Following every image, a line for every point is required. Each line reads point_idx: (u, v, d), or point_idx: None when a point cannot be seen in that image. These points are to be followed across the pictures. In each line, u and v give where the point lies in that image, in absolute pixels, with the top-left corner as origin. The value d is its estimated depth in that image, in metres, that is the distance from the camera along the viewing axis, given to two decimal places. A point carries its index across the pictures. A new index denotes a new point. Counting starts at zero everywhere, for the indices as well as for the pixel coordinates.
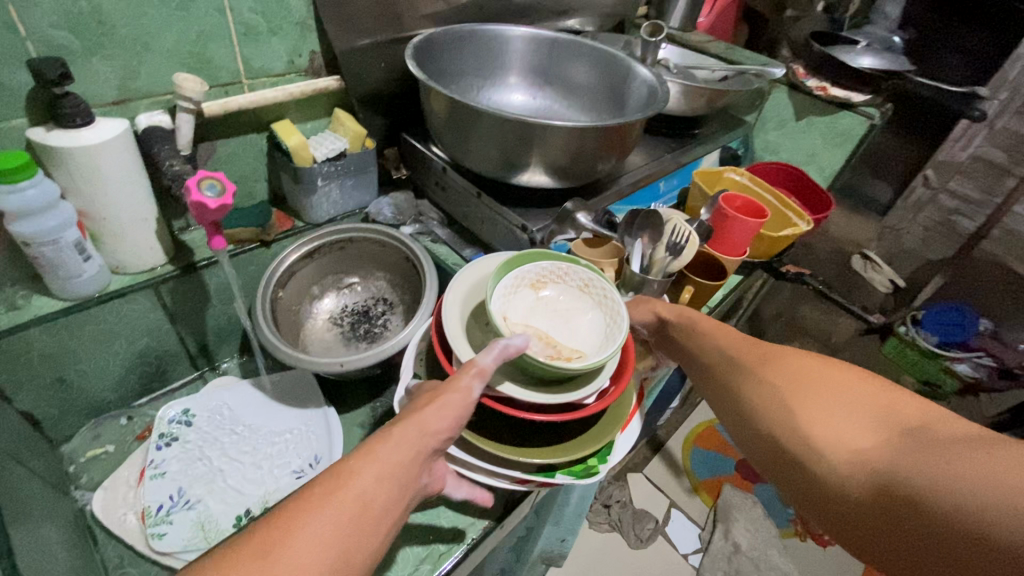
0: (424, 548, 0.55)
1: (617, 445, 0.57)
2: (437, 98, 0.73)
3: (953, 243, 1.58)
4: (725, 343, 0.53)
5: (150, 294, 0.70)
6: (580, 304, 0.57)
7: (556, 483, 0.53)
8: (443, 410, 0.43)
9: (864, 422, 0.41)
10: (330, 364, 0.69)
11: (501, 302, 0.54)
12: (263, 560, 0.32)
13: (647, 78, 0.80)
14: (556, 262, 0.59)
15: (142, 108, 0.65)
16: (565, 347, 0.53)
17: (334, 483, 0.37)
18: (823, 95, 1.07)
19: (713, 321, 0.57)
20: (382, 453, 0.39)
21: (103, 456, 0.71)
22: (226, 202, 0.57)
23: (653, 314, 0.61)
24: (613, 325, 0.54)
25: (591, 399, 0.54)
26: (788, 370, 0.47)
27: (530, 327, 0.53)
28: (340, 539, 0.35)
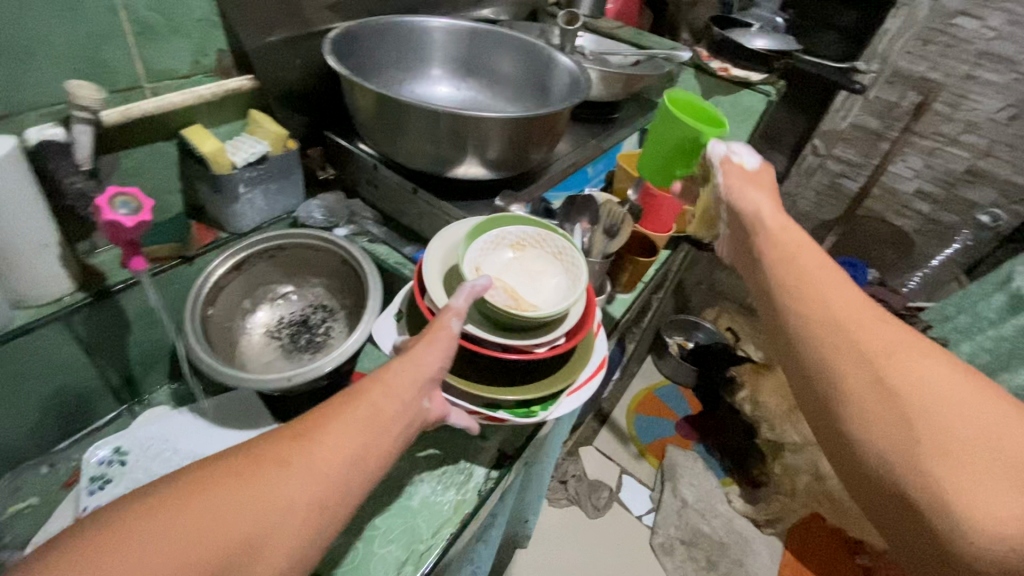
0: (404, 551, 0.51)
1: (563, 402, 0.59)
2: (363, 94, 0.71)
3: (841, 204, 1.78)
4: (838, 321, 0.45)
5: (60, 327, 0.63)
6: (551, 269, 0.60)
7: (498, 418, 0.55)
8: (432, 347, 0.49)
9: (1009, 478, 0.35)
10: (277, 379, 0.67)
11: (477, 254, 0.59)
12: (299, 441, 0.40)
13: (569, 67, 0.83)
14: (538, 229, 0.63)
15: (30, 121, 0.58)
16: (523, 300, 0.56)
17: (352, 394, 0.44)
18: (725, 76, 1.15)
19: (823, 284, 0.48)
20: (386, 375, 0.46)
21: (25, 511, 0.63)
22: (144, 218, 0.53)
23: (756, 205, 0.59)
24: (572, 291, 0.57)
25: (541, 350, 0.57)
26: (921, 380, 0.39)
27: (500, 279, 0.58)
28: (359, 433, 0.41)
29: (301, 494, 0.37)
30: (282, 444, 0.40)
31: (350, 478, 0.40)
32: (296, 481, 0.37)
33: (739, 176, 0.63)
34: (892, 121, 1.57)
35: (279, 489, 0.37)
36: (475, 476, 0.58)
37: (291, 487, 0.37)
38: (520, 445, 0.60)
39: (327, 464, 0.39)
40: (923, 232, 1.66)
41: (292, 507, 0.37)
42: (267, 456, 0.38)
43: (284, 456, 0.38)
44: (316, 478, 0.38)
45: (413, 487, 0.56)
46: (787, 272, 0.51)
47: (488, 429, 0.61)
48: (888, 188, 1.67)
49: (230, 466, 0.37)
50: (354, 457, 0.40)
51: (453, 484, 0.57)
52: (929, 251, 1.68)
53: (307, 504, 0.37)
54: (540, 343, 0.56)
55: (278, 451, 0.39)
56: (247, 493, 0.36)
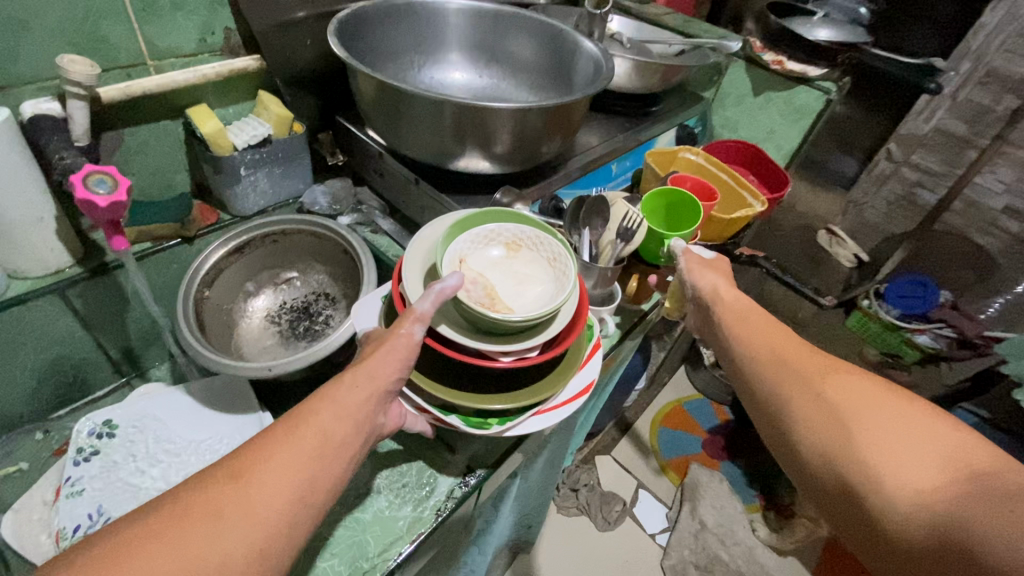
0: (346, 567, 0.48)
1: (526, 421, 0.52)
2: (364, 79, 0.68)
3: (915, 216, 1.61)
4: (774, 349, 0.49)
5: (56, 299, 0.65)
6: (542, 275, 0.52)
7: (447, 422, 0.50)
8: (391, 354, 0.45)
9: (924, 450, 0.38)
10: (257, 368, 0.65)
11: (463, 246, 0.52)
12: (233, 485, 0.35)
13: (594, 54, 0.76)
14: (537, 228, 0.54)
15: (28, 95, 0.59)
16: (500, 300, 0.50)
17: (296, 420, 0.40)
18: (779, 70, 1.03)
19: (764, 322, 0.53)
20: (339, 392, 0.42)
21: (15, 474, 0.66)
22: (119, 199, 0.52)
23: (713, 284, 0.59)
24: (556, 301, 0.49)
25: (508, 359, 0.50)
26: (848, 385, 0.43)
27: (481, 276, 0.51)
28: (305, 467, 0.37)
29: (237, 548, 0.33)
30: (214, 492, 0.35)
31: (293, 519, 0.36)
32: (228, 536, 0.33)
33: (702, 266, 0.61)
34: (984, 127, 1.40)
35: (210, 549, 0.33)
36: (437, 492, 0.54)
37: (227, 541, 0.33)
38: (495, 460, 0.55)
39: (267, 509, 0.35)
40: (1010, 253, 1.50)
41: (226, 565, 0.33)
42: (195, 510, 0.34)
43: (216, 506, 0.34)
44: (253, 526, 0.34)
45: (368, 497, 0.53)
46: (732, 313, 0.55)
47: (458, 442, 0.57)
48: (972, 201, 1.52)
49: (150, 528, 0.33)
50: (299, 495, 0.37)
51: (411, 499, 0.53)
52: (1014, 276, 1.49)
53: (244, 556, 0.33)
54: (507, 351, 0.49)
55: (208, 503, 0.35)
56: (170, 557, 0.32)
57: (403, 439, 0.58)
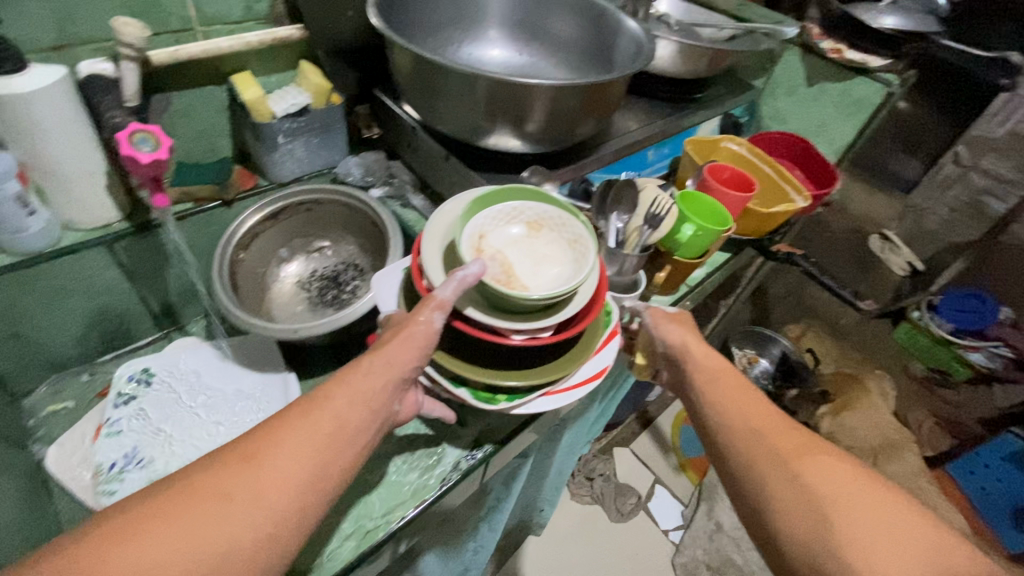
0: (351, 524, 0.50)
1: (532, 401, 0.52)
2: (401, 52, 0.68)
3: (981, 226, 1.48)
4: (754, 427, 0.45)
5: (103, 251, 0.69)
6: (561, 255, 0.51)
7: (457, 395, 0.51)
8: (408, 347, 0.46)
9: (913, 556, 0.37)
10: (282, 330, 0.67)
11: (484, 221, 0.52)
12: (245, 468, 0.37)
13: (636, 34, 0.73)
14: (559, 209, 0.53)
15: (85, 55, 0.62)
16: (516, 278, 0.49)
17: (310, 406, 0.42)
18: (836, 59, 0.96)
19: (736, 389, 0.49)
20: (356, 377, 0.44)
21: (63, 411, 0.71)
22: (161, 156, 0.54)
23: (683, 339, 0.56)
24: (573, 283, 0.48)
25: (519, 337, 0.49)
26: (829, 471, 0.41)
27: (499, 254, 0.51)
28: (314, 456, 0.39)
29: (247, 531, 0.35)
30: (226, 471, 0.37)
31: (302, 507, 0.37)
32: (238, 519, 0.35)
33: (665, 317, 0.58)
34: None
35: (219, 530, 0.34)
36: (444, 462, 0.55)
37: (239, 521, 0.35)
38: (505, 436, 0.55)
39: (276, 496, 0.37)
40: None
41: (237, 542, 0.34)
42: (206, 488, 0.36)
43: (228, 487, 0.36)
44: (261, 510, 0.36)
45: (377, 461, 0.54)
46: (708, 377, 0.51)
47: (469, 416, 0.58)
48: None
49: (165, 503, 0.34)
50: (310, 478, 0.38)
51: (418, 466, 0.54)
52: None
53: (254, 539, 0.35)
54: (519, 330, 0.49)
55: (221, 483, 0.36)
56: (184, 533, 0.33)
57: None
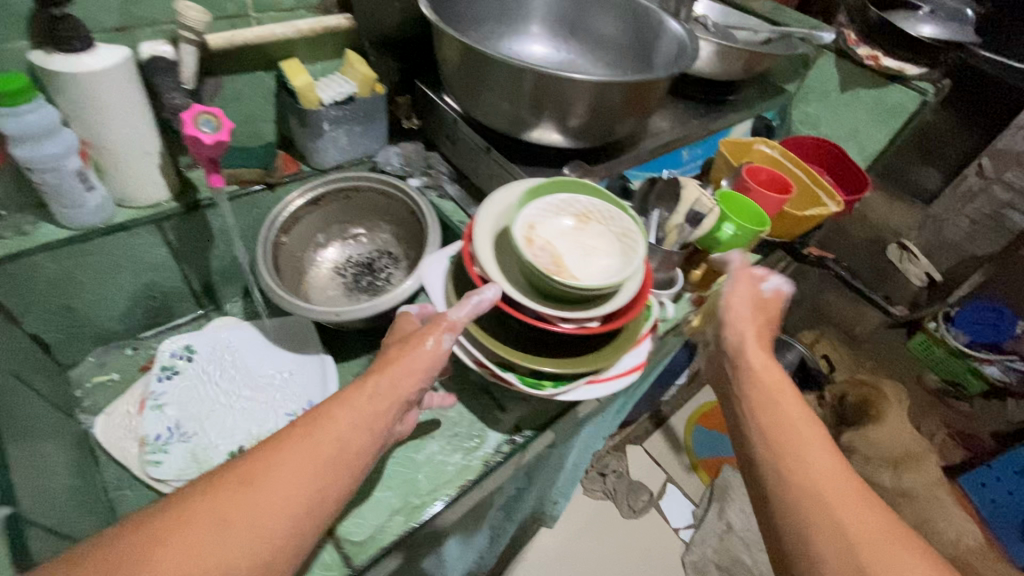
0: (398, 500, 0.51)
1: (576, 390, 0.53)
2: (450, 43, 0.70)
3: (999, 239, 1.47)
4: (807, 459, 0.43)
5: (153, 230, 0.71)
6: (609, 248, 0.53)
7: (504, 379, 0.52)
8: (414, 364, 0.46)
9: None
10: (325, 312, 0.69)
11: (534, 212, 0.54)
12: (243, 492, 0.37)
13: (679, 35, 0.74)
14: (607, 203, 0.55)
15: (145, 36, 0.64)
16: (566, 268, 0.50)
17: (314, 424, 0.41)
18: (871, 65, 0.97)
19: (801, 429, 0.45)
20: (362, 397, 0.43)
21: (108, 383, 0.74)
22: (222, 138, 0.55)
23: (746, 343, 0.53)
24: (623, 275, 0.50)
25: (566, 326, 0.51)
26: (892, 555, 0.38)
27: (549, 244, 0.52)
28: (315, 480, 0.39)
29: (242, 556, 0.35)
30: (221, 498, 0.36)
31: (299, 530, 0.38)
32: (233, 545, 0.35)
33: (746, 302, 0.55)
34: None
35: (214, 556, 0.34)
36: (486, 445, 0.56)
37: (233, 552, 0.35)
38: (543, 423, 0.58)
39: (274, 520, 0.37)
40: None
41: (231, 572, 0.35)
42: (203, 514, 0.35)
43: (222, 515, 0.36)
44: (258, 535, 0.36)
45: (421, 441, 0.56)
46: (764, 394, 0.49)
47: (509, 402, 0.59)
48: None
49: (161, 529, 0.34)
50: (308, 505, 0.38)
51: (461, 448, 0.56)
52: None
53: (249, 564, 0.35)
54: (567, 318, 0.50)
55: (219, 508, 0.36)
56: (175, 564, 0.33)
57: (457, 393, 0.60)
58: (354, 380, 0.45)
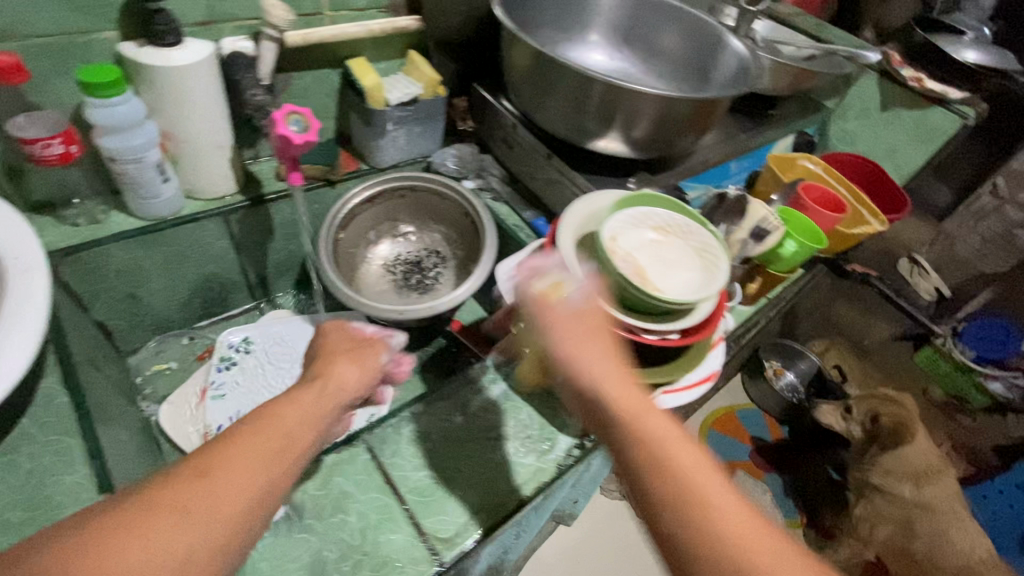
0: (480, 499, 0.53)
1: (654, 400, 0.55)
2: (522, 48, 0.71)
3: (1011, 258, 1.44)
4: (709, 514, 0.34)
5: (219, 222, 0.71)
6: (689, 262, 0.54)
7: None
8: (358, 370, 0.48)
9: None
10: (389, 311, 0.72)
11: (616, 224, 0.55)
12: (198, 482, 0.34)
13: (739, 51, 0.75)
14: (686, 218, 0.57)
15: (227, 31, 0.64)
16: (650, 280, 0.52)
17: (261, 421, 0.39)
18: (916, 87, 0.99)
19: (704, 484, 0.36)
20: (305, 399, 0.42)
21: (167, 371, 0.75)
22: (311, 138, 0.56)
23: (598, 376, 0.41)
24: (705, 292, 0.51)
25: (651, 337, 0.53)
26: None
27: (631, 255, 0.53)
28: (265, 470, 0.36)
29: (198, 545, 0.32)
30: (172, 486, 0.33)
31: (250, 520, 0.35)
32: (191, 533, 0.32)
33: (580, 333, 0.43)
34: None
35: (167, 544, 0.31)
36: (557, 448, 0.58)
37: (193, 538, 0.32)
38: None
39: (230, 506, 0.34)
40: None
41: (189, 559, 0.31)
42: (155, 505, 0.32)
43: (183, 501, 0.33)
44: (213, 521, 0.33)
45: (496, 441, 0.57)
46: (654, 448, 0.37)
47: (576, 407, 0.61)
48: None
49: (108, 523, 0.31)
50: (260, 493, 0.35)
51: (535, 449, 0.58)
52: None
53: (204, 552, 0.32)
54: (652, 330, 0.52)
55: (174, 497, 0.33)
56: (139, 552, 0.30)
57: (526, 396, 0.62)
58: (288, 388, 0.43)
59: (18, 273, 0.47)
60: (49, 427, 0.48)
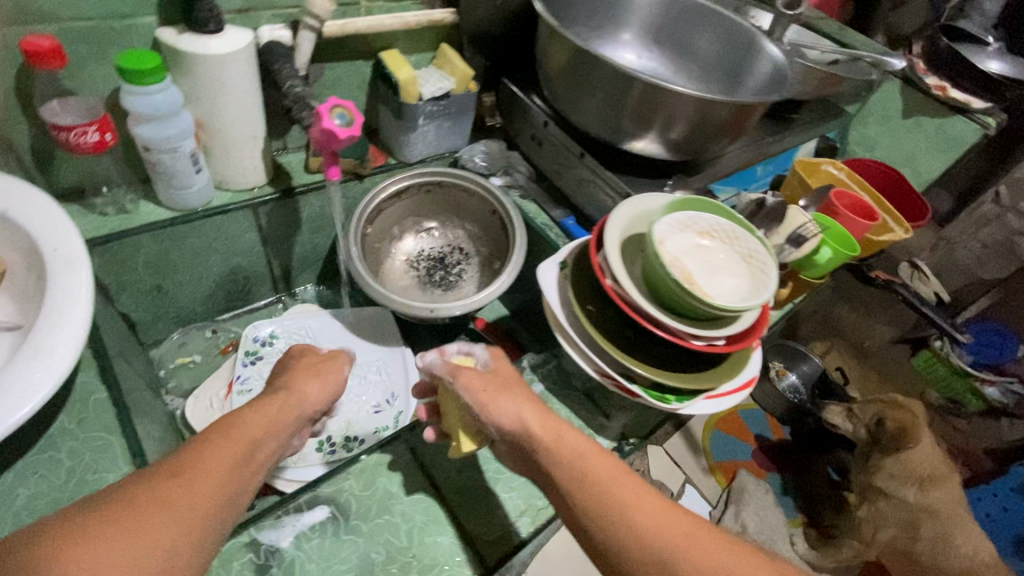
0: (524, 501, 0.53)
1: (696, 403, 0.54)
2: (560, 45, 0.70)
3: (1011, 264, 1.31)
4: (622, 511, 0.42)
5: (248, 214, 0.70)
6: (736, 268, 0.54)
7: (631, 391, 0.54)
8: (319, 383, 0.49)
9: None
10: (421, 308, 0.71)
11: (664, 227, 0.55)
12: (175, 481, 0.35)
13: (774, 57, 0.74)
14: (732, 223, 0.57)
15: (265, 20, 0.63)
16: (699, 285, 0.51)
17: (225, 428, 0.40)
18: (940, 96, 1.00)
19: (618, 486, 0.43)
20: (268, 408, 0.44)
21: (191, 365, 0.74)
22: (355, 133, 0.55)
23: (517, 416, 0.48)
24: (754, 299, 0.51)
25: (697, 342, 0.52)
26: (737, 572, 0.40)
27: (678, 260, 0.53)
28: (235, 471, 0.38)
29: (179, 542, 0.33)
30: (149, 488, 0.34)
31: (223, 517, 0.36)
32: (174, 528, 0.33)
33: (490, 387, 0.49)
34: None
35: (154, 540, 0.32)
36: None
37: (172, 533, 0.33)
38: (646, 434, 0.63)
39: (207, 503, 0.35)
40: None
41: (173, 554, 0.33)
42: (135, 504, 0.33)
43: (162, 498, 0.34)
44: (193, 518, 0.34)
45: None
46: (572, 461, 0.45)
47: (614, 410, 0.62)
48: None
49: (89, 523, 0.32)
50: (233, 494, 0.37)
51: None
52: None
53: (184, 547, 0.33)
54: (699, 335, 0.52)
55: (154, 495, 0.34)
56: (121, 547, 0.31)
57: (564, 399, 0.62)
58: (253, 399, 0.45)
59: (61, 264, 0.46)
60: (87, 423, 0.47)
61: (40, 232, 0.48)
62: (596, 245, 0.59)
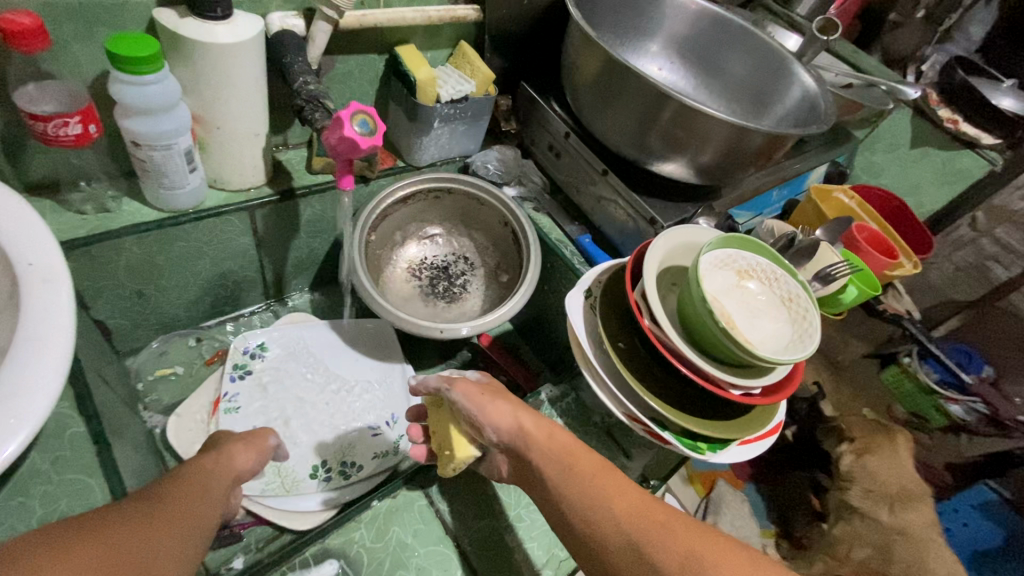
0: (545, 553, 0.50)
1: (730, 451, 0.52)
2: (591, 55, 0.66)
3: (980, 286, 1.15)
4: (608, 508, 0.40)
5: (243, 217, 0.64)
6: (775, 313, 0.52)
7: (662, 437, 0.51)
8: (252, 451, 0.45)
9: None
10: (430, 327, 0.66)
11: (705, 264, 0.52)
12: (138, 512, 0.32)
13: (807, 85, 0.71)
14: (770, 263, 0.54)
15: (275, 6, 0.57)
16: (740, 330, 0.49)
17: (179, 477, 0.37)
18: (951, 129, 1.00)
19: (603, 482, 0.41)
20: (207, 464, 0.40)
21: (172, 377, 0.69)
22: (376, 143, 0.50)
23: (515, 422, 0.46)
24: (796, 350, 0.49)
25: (734, 391, 0.50)
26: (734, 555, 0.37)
27: (719, 300, 0.50)
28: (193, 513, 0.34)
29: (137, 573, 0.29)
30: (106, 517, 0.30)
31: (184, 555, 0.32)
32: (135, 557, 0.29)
33: (484, 395, 0.47)
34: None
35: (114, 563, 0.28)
36: None
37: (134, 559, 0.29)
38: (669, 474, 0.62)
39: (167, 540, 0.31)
40: None
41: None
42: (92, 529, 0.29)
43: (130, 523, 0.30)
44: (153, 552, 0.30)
45: None
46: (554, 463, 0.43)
47: (635, 449, 0.60)
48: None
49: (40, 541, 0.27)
50: (201, 531, 0.34)
51: None
52: None
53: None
54: (737, 384, 0.49)
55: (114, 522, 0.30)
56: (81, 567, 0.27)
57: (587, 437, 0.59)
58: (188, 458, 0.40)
59: (36, 282, 0.40)
60: (65, 462, 0.42)
61: (12, 240, 0.41)
62: (629, 276, 0.55)
